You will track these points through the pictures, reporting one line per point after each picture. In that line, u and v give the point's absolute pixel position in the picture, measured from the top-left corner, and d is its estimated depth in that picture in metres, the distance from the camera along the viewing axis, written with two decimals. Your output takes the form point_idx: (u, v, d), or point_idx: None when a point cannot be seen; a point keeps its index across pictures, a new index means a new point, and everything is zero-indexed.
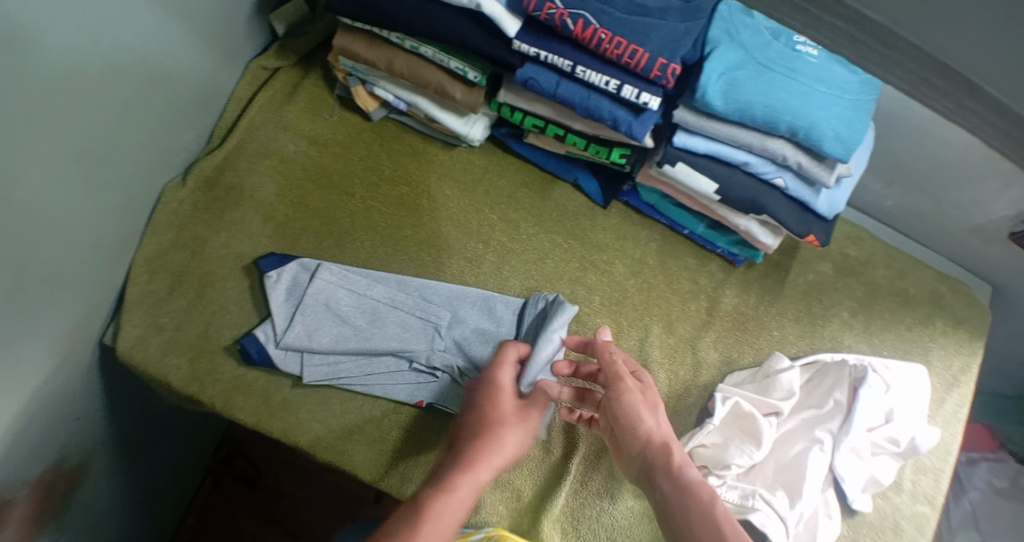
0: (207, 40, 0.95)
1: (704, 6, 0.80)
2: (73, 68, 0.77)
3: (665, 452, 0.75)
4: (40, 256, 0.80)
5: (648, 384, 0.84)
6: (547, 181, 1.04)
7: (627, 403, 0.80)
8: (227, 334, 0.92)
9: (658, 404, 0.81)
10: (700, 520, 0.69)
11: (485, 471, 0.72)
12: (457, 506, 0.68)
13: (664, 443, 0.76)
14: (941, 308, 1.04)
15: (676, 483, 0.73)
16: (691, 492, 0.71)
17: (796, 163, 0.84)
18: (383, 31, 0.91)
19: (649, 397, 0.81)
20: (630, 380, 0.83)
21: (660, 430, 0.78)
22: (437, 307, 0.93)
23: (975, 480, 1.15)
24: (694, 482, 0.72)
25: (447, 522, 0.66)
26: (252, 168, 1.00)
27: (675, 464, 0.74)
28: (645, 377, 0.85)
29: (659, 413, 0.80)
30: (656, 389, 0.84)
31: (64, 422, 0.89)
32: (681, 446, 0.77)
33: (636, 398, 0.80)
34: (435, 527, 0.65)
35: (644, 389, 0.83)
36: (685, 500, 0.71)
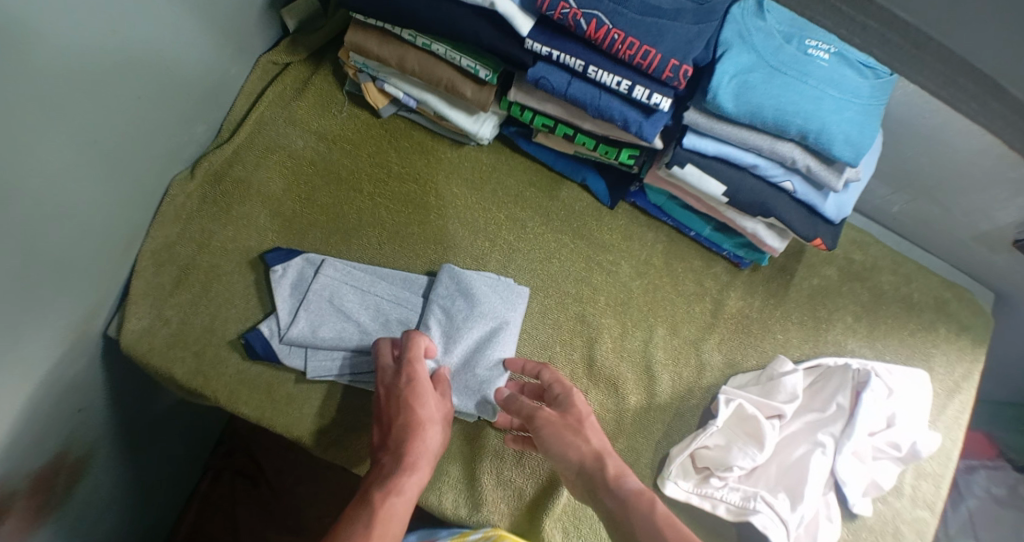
0: (219, 32, 0.96)
1: (716, 8, 0.81)
2: (87, 58, 0.77)
3: (602, 471, 0.79)
4: (49, 245, 0.80)
5: (571, 403, 0.86)
6: (554, 180, 1.04)
7: (551, 432, 0.83)
8: (233, 327, 0.92)
9: (584, 421, 0.84)
10: (643, 531, 0.72)
11: (424, 469, 0.81)
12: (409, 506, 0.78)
13: (599, 459, 0.80)
14: (945, 314, 1.05)
15: (617, 499, 0.76)
16: (631, 503, 0.75)
17: (805, 167, 0.84)
18: (395, 27, 0.91)
19: (573, 418, 0.84)
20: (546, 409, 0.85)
21: (590, 448, 0.81)
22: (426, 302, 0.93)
23: (972, 486, 1.16)
24: (638, 492, 0.76)
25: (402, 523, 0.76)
26: (260, 162, 1.00)
27: (613, 480, 0.78)
28: (570, 393, 0.86)
29: (591, 430, 0.83)
30: (583, 403, 0.87)
31: (69, 412, 0.89)
32: (618, 460, 0.81)
33: (558, 424, 0.83)
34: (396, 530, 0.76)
35: (565, 411, 0.85)
36: (628, 513, 0.74)
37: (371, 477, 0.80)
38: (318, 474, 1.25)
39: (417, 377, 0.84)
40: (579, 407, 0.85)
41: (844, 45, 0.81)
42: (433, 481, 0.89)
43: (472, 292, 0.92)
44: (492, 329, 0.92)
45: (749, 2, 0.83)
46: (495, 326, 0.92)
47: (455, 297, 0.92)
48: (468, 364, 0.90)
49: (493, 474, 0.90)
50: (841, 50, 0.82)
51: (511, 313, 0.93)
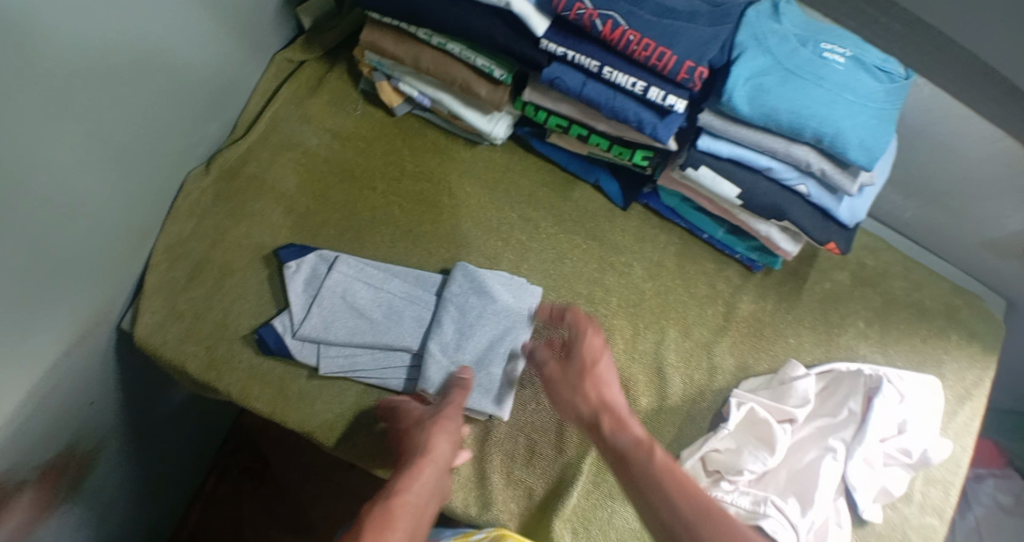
0: (236, 29, 0.96)
1: (731, 12, 0.82)
2: (106, 51, 0.77)
3: (599, 424, 0.80)
4: (64, 236, 0.80)
5: (578, 352, 0.86)
6: (567, 181, 1.04)
7: (554, 387, 0.85)
8: (245, 323, 0.92)
9: (589, 372, 0.84)
10: (645, 484, 0.72)
11: (423, 469, 0.79)
12: (412, 515, 0.74)
13: (600, 413, 0.80)
14: (956, 320, 1.04)
15: (614, 450, 0.77)
16: (631, 456, 0.75)
17: (819, 170, 0.84)
18: (410, 26, 0.92)
19: (576, 370, 0.85)
20: (554, 363, 0.86)
21: (591, 404, 0.82)
22: (439, 300, 0.93)
23: (980, 494, 1.15)
24: (639, 442, 0.76)
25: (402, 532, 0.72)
26: (275, 159, 1.00)
27: (613, 432, 0.78)
28: (581, 340, 0.86)
29: (593, 381, 0.84)
30: (595, 349, 0.86)
31: (78, 405, 0.89)
32: (620, 409, 0.81)
33: (560, 379, 0.85)
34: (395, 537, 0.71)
35: (570, 364, 0.86)
36: (628, 465, 0.75)
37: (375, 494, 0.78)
38: (324, 473, 1.25)
39: (400, 406, 0.86)
40: (587, 356, 0.85)
41: (859, 50, 0.81)
42: None
43: (486, 291, 0.93)
44: (506, 328, 0.92)
45: (764, 7, 0.83)
46: (508, 325, 0.92)
47: (468, 295, 0.92)
48: (480, 362, 0.91)
49: (503, 473, 0.90)
50: (854, 55, 0.82)
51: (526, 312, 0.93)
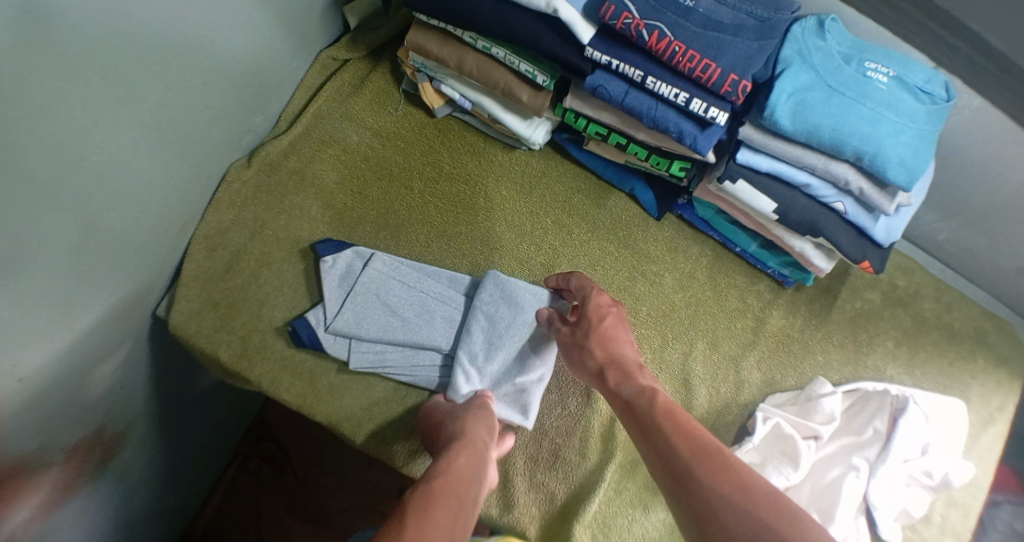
0: (284, 25, 0.98)
1: (777, 26, 0.82)
2: (158, 41, 0.79)
3: (606, 378, 0.84)
4: (108, 221, 0.82)
5: (584, 313, 0.88)
6: (603, 188, 1.04)
7: (565, 350, 0.89)
8: (280, 315, 0.93)
9: (593, 330, 0.87)
10: (652, 427, 0.76)
11: (460, 455, 0.78)
12: (457, 493, 0.72)
13: (604, 369, 0.85)
14: (984, 345, 1.04)
15: (622, 402, 0.81)
16: (636, 405, 0.80)
17: (858, 188, 0.84)
18: (456, 29, 0.93)
19: (581, 330, 0.88)
20: (562, 326, 0.90)
21: (594, 361, 0.85)
22: (469, 307, 0.93)
23: (996, 521, 1.14)
24: (643, 391, 0.81)
25: (448, 507, 0.70)
26: (315, 155, 1.02)
27: (618, 384, 0.83)
28: (584, 300, 0.89)
29: (599, 339, 0.86)
30: (597, 306, 0.89)
31: (110, 388, 0.90)
32: (625, 363, 0.85)
33: (568, 341, 0.88)
34: (441, 512, 0.69)
35: (575, 326, 0.88)
36: (634, 413, 0.79)
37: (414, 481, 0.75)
38: (344, 466, 1.25)
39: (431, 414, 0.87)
40: (591, 314, 0.88)
41: (904, 70, 0.81)
42: None
43: (516, 301, 0.93)
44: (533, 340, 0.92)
45: (810, 22, 0.83)
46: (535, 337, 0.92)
47: (499, 304, 0.92)
48: (507, 373, 0.91)
49: (525, 476, 0.91)
50: (899, 75, 0.82)
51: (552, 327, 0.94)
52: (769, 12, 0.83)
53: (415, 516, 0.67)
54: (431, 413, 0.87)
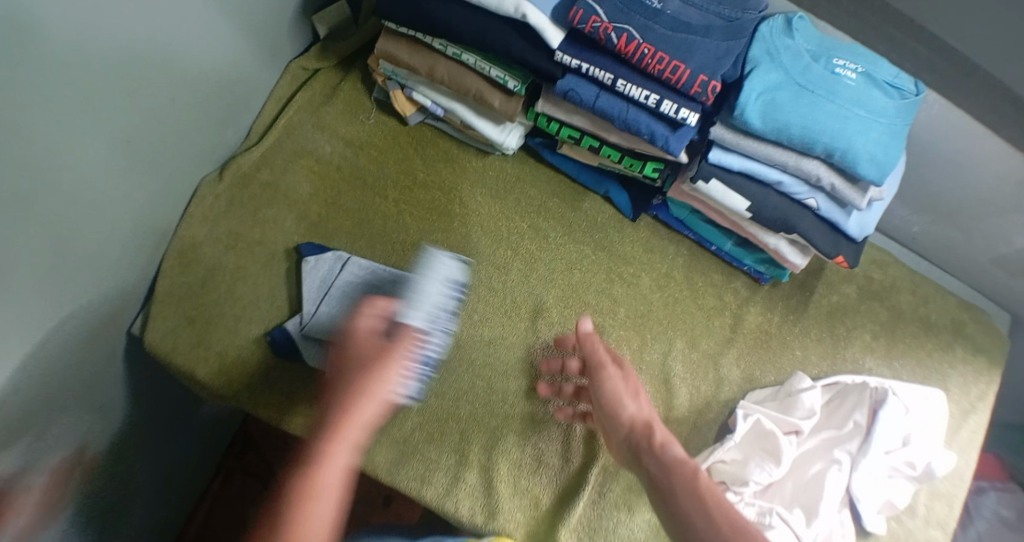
0: (252, 37, 0.97)
1: (745, 26, 0.82)
2: (123, 59, 0.78)
3: (652, 433, 0.78)
4: (78, 242, 0.81)
5: (630, 375, 0.86)
6: (577, 192, 1.05)
7: (613, 390, 0.83)
8: (257, 329, 0.93)
9: (641, 392, 0.84)
10: (687, 497, 0.71)
11: (341, 432, 0.71)
12: (310, 482, 0.68)
13: (648, 424, 0.80)
14: (962, 335, 1.05)
15: (658, 466, 0.76)
16: (677, 468, 0.74)
17: (830, 185, 0.84)
18: (426, 36, 0.93)
19: (631, 386, 0.85)
20: (613, 368, 0.85)
21: (644, 414, 0.81)
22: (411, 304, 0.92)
23: (983, 509, 1.14)
24: (688, 460, 0.76)
25: (332, 493, 0.68)
26: (288, 166, 1.01)
27: (663, 444, 0.77)
28: (628, 367, 0.88)
29: (644, 400, 0.84)
30: (639, 380, 0.87)
31: (86, 409, 0.89)
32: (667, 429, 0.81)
33: (620, 385, 0.84)
34: (325, 503, 0.67)
35: (626, 377, 0.85)
36: (670, 479, 0.74)
37: (303, 449, 0.72)
38: None
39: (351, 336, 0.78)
40: (637, 381, 0.86)
41: (871, 66, 0.82)
42: (449, 487, 0.88)
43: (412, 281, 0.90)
44: (448, 335, 0.89)
45: (778, 21, 0.83)
46: (449, 329, 0.89)
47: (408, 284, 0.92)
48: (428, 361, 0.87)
49: (510, 482, 0.90)
50: (867, 71, 0.82)
51: (444, 302, 0.87)
52: (737, 11, 0.83)
53: (292, 520, 0.65)
54: (350, 355, 0.77)
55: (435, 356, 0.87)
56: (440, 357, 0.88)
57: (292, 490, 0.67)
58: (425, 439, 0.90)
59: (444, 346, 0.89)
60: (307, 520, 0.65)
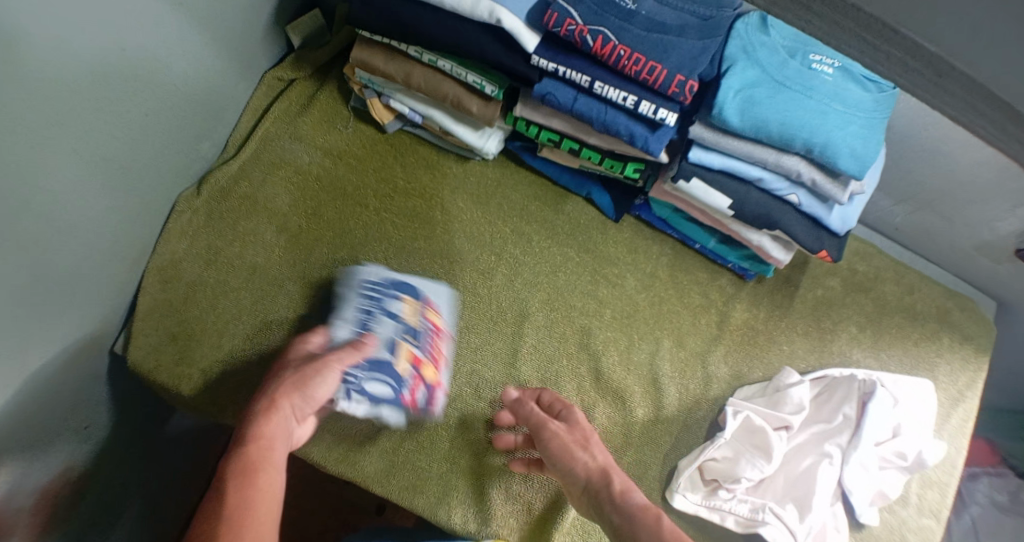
0: (225, 49, 0.96)
1: (721, 24, 0.82)
2: (93, 79, 0.77)
3: (607, 485, 0.78)
4: (57, 264, 0.80)
5: (575, 423, 0.85)
6: (559, 195, 1.04)
7: (557, 442, 0.82)
8: (239, 343, 0.92)
9: (590, 438, 0.83)
10: None
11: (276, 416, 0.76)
12: (245, 458, 0.71)
13: (603, 474, 0.79)
14: (948, 324, 1.05)
15: (622, 514, 0.74)
16: (638, 516, 0.73)
17: (811, 180, 0.84)
18: (401, 44, 0.92)
19: (578, 435, 0.83)
20: (554, 421, 0.84)
21: (596, 464, 0.80)
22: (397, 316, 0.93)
23: (976, 494, 1.15)
24: (648, 506, 0.75)
25: (274, 474, 0.71)
26: (266, 178, 1.00)
27: (619, 494, 0.76)
28: (573, 411, 0.86)
29: (594, 447, 0.82)
30: (587, 423, 0.86)
31: (70, 430, 0.88)
32: (625, 475, 0.79)
33: (565, 438, 0.83)
34: (263, 480, 0.70)
35: (572, 427, 0.84)
36: (634, 528, 0.72)
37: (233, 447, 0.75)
38: (322, 489, 1.23)
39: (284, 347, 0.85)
40: (583, 426, 0.85)
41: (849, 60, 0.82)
42: (442, 496, 0.88)
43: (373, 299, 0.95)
44: (403, 333, 0.91)
45: (753, 18, 0.83)
46: (401, 328, 0.91)
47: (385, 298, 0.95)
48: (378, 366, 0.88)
49: (502, 488, 0.89)
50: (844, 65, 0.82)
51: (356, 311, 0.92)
52: (711, 9, 0.82)
53: (236, 500, 0.68)
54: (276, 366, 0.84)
55: (388, 355, 0.89)
56: (403, 355, 0.90)
57: (229, 473, 0.70)
58: (413, 450, 0.90)
59: (403, 343, 0.90)
60: (247, 497, 0.68)
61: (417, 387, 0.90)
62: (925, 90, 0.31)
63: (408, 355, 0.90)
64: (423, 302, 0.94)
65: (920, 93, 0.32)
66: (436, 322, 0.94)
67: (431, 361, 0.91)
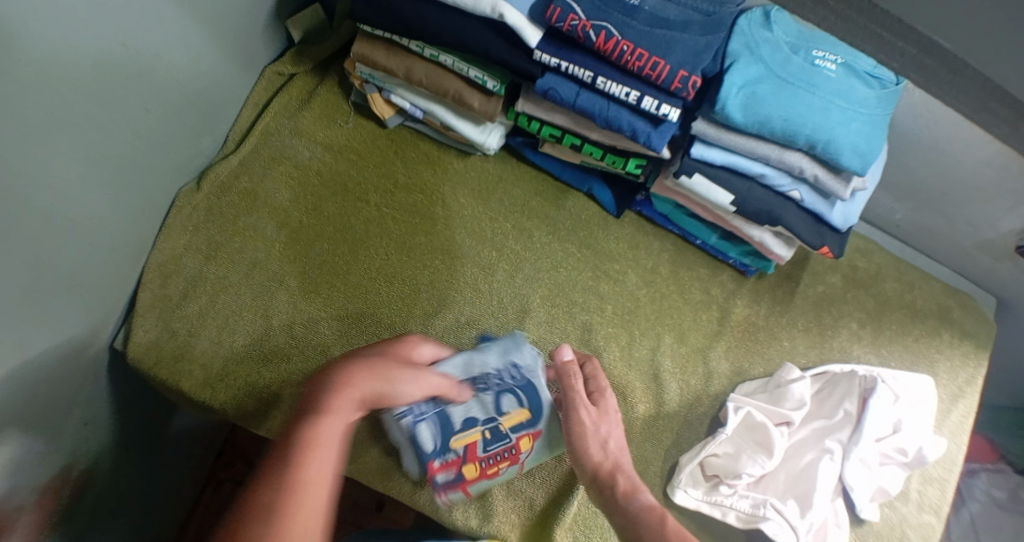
0: (226, 44, 0.96)
1: (724, 20, 0.81)
2: (95, 73, 0.77)
3: (618, 482, 0.80)
4: (58, 259, 0.80)
5: (606, 410, 0.86)
6: (561, 191, 1.04)
7: (584, 429, 0.84)
8: (240, 339, 0.91)
9: (612, 429, 0.85)
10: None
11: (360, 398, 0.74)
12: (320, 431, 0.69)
13: (617, 470, 0.81)
14: (948, 321, 1.05)
15: (628, 512, 0.78)
16: (643, 516, 0.77)
17: (813, 176, 0.84)
18: (404, 39, 0.92)
19: (603, 425, 0.85)
20: (588, 406, 0.86)
21: (613, 459, 0.82)
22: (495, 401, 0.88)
23: (974, 490, 1.15)
24: (652, 508, 0.78)
25: (334, 453, 0.69)
26: (267, 174, 1.00)
27: (628, 492, 0.79)
28: (607, 397, 0.87)
29: (614, 440, 0.84)
30: (615, 409, 0.87)
31: (70, 426, 0.88)
32: (633, 473, 0.82)
33: (592, 427, 0.84)
34: (324, 459, 0.68)
35: (601, 415, 0.85)
36: (638, 527, 0.76)
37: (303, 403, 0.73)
38: None
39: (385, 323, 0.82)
40: (611, 415, 0.86)
41: (853, 57, 0.81)
42: None
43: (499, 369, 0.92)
44: (489, 421, 0.87)
45: (756, 14, 0.83)
46: (491, 415, 0.87)
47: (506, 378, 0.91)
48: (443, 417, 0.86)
49: (503, 485, 0.89)
50: (847, 62, 0.82)
51: (486, 369, 0.89)
52: (714, 5, 0.82)
53: (299, 473, 0.66)
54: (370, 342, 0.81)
55: (457, 427, 0.86)
56: (468, 437, 0.86)
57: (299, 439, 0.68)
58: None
59: (478, 429, 0.86)
60: (309, 473, 0.67)
61: (449, 468, 0.85)
62: (939, 52, 0.54)
63: (470, 442, 0.85)
64: (531, 426, 0.88)
65: (914, 72, 0.57)
66: (522, 450, 0.87)
67: (481, 466, 0.85)
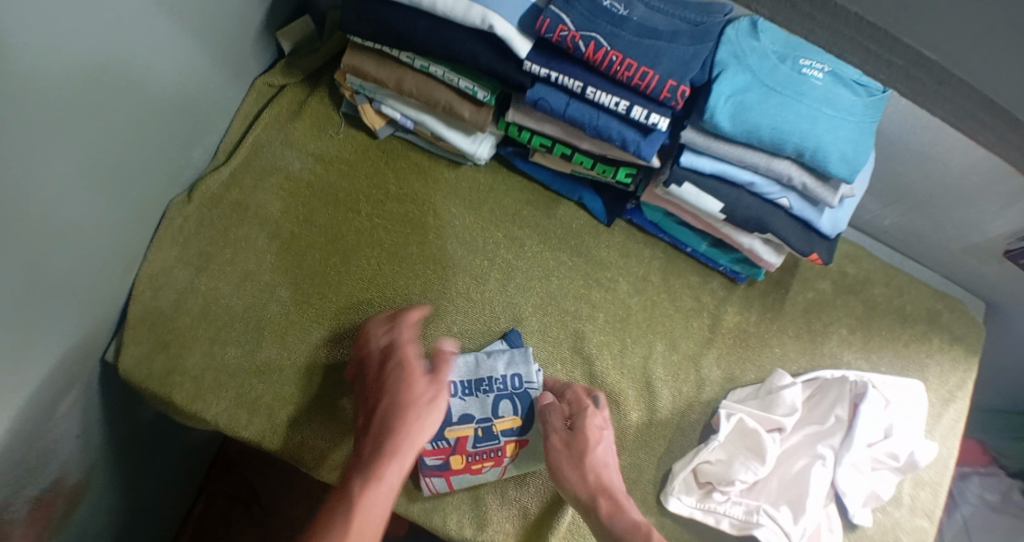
0: (217, 56, 0.96)
1: (711, 30, 0.81)
2: (88, 88, 0.77)
3: (597, 507, 0.82)
4: (50, 274, 0.80)
5: (580, 433, 0.85)
6: (552, 200, 1.05)
7: (555, 457, 0.85)
8: (232, 350, 0.91)
9: (591, 451, 0.84)
10: None
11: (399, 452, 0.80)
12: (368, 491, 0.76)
13: (596, 494, 0.82)
14: (937, 325, 1.06)
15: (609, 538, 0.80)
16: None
17: (801, 183, 0.85)
18: (393, 50, 0.92)
19: (577, 449, 0.84)
20: (558, 434, 0.86)
21: (590, 483, 0.83)
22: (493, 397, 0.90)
23: (967, 494, 1.16)
24: (635, 530, 0.80)
25: (384, 508, 0.76)
26: (258, 185, 1.00)
27: (608, 516, 0.81)
28: (585, 416, 0.86)
29: (591, 463, 0.84)
30: (598, 428, 0.86)
31: (64, 440, 0.87)
32: (618, 493, 0.83)
33: (564, 455, 0.84)
34: (377, 516, 0.76)
35: (574, 440, 0.85)
36: None
37: (354, 460, 0.81)
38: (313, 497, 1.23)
39: (403, 358, 0.85)
40: (590, 435, 0.85)
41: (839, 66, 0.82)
42: (436, 503, 0.88)
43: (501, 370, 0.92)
44: (484, 420, 0.89)
45: (743, 23, 0.82)
46: (487, 415, 0.89)
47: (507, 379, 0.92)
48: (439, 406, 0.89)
49: (497, 493, 0.89)
50: (833, 71, 0.82)
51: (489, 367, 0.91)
52: (702, 16, 0.82)
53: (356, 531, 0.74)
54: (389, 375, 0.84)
55: (453, 420, 0.89)
56: (461, 430, 0.88)
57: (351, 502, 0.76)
58: None
59: (471, 425, 0.88)
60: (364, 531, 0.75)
61: (435, 457, 0.87)
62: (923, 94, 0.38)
63: (462, 435, 0.88)
64: (520, 433, 0.89)
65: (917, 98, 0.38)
66: (507, 453, 0.88)
67: (467, 460, 0.87)
